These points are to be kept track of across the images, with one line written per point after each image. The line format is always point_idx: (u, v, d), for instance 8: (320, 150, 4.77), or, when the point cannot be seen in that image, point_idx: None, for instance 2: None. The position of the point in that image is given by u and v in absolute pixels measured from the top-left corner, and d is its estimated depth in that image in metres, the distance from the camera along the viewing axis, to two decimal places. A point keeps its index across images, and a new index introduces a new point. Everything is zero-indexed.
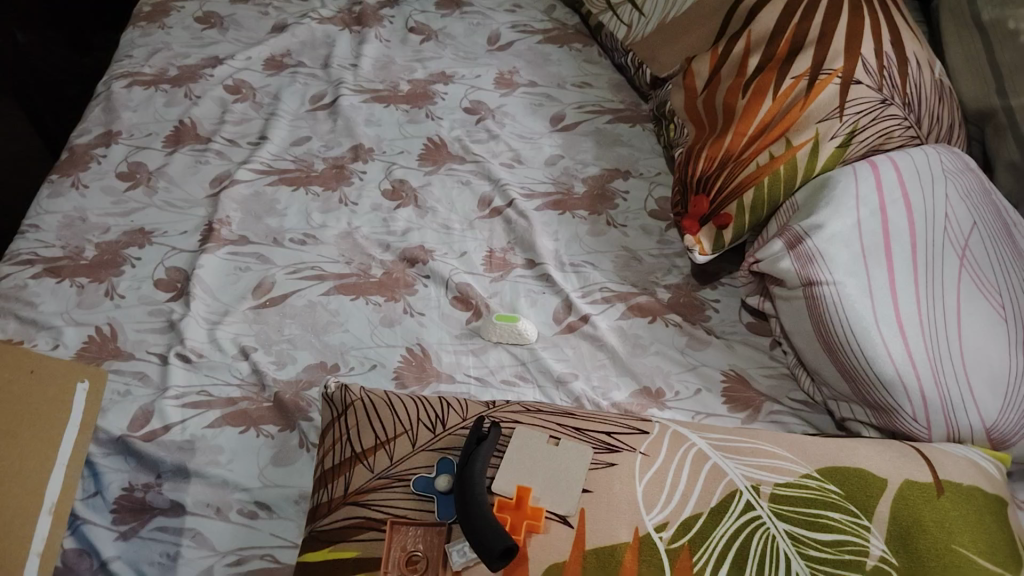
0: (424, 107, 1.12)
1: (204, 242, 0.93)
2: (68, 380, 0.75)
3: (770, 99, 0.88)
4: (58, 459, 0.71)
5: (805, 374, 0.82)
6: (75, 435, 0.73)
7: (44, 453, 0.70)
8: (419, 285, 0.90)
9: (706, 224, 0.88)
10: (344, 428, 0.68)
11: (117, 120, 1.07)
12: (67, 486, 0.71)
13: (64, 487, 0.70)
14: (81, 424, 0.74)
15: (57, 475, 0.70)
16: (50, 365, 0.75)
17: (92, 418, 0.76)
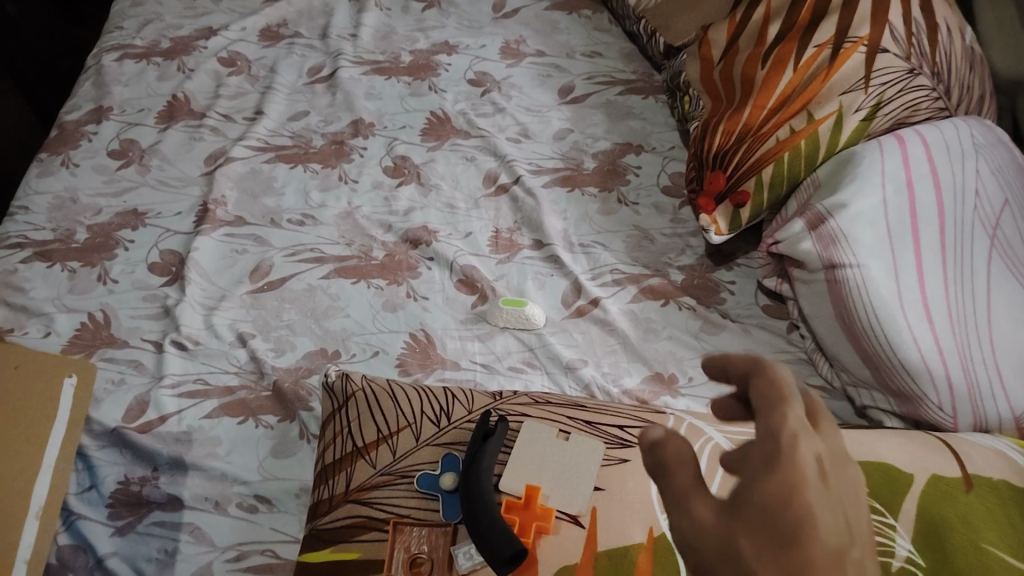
0: (427, 79, 1.07)
1: (199, 223, 0.89)
2: (55, 376, 0.73)
3: (790, 70, 0.83)
4: (47, 457, 0.69)
5: (824, 359, 0.78)
6: (64, 432, 0.71)
7: (31, 451, 0.68)
8: (423, 267, 0.87)
9: (723, 202, 0.84)
10: (344, 421, 0.65)
11: (108, 95, 1.03)
12: (57, 485, 0.68)
13: (53, 486, 0.68)
14: (70, 420, 0.72)
15: (45, 475, 0.68)
16: (38, 361, 0.74)
17: (81, 414, 0.73)
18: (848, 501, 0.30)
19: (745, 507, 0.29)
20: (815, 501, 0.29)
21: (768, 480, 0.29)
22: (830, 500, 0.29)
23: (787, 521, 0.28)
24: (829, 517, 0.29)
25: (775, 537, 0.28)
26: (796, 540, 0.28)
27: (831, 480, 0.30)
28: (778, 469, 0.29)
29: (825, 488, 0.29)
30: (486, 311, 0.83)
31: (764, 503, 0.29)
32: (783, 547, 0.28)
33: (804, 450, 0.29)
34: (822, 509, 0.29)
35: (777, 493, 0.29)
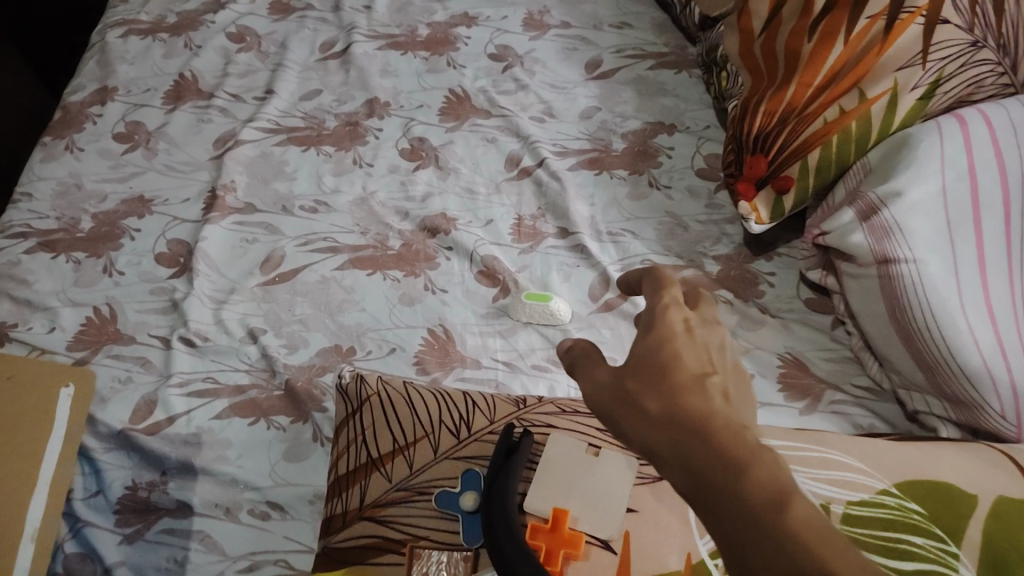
0: (445, 54, 1.02)
1: (208, 211, 0.85)
2: (51, 386, 0.68)
3: (840, 44, 0.75)
4: (40, 478, 0.64)
5: (872, 358, 0.72)
6: (60, 450, 0.66)
7: (24, 471, 0.64)
8: (441, 258, 0.82)
9: (764, 188, 0.79)
10: (358, 427, 0.60)
11: (113, 74, 0.99)
12: (53, 505, 0.64)
13: (48, 507, 0.64)
14: (67, 437, 0.67)
15: (39, 498, 0.64)
16: (36, 370, 0.69)
17: (79, 427, 0.69)
18: (714, 347, 0.39)
19: (633, 360, 0.39)
20: (680, 344, 0.38)
21: (644, 336, 0.39)
22: (694, 343, 0.39)
23: (659, 355, 0.38)
24: (691, 353, 0.38)
25: (651, 371, 0.38)
26: (668, 368, 0.37)
27: (695, 331, 0.39)
28: (652, 329, 0.39)
29: (688, 335, 0.39)
30: (508, 304, 0.78)
31: (644, 352, 0.39)
32: (658, 373, 0.37)
33: (671, 313, 0.40)
34: (685, 344, 0.39)
35: (652, 340, 0.39)
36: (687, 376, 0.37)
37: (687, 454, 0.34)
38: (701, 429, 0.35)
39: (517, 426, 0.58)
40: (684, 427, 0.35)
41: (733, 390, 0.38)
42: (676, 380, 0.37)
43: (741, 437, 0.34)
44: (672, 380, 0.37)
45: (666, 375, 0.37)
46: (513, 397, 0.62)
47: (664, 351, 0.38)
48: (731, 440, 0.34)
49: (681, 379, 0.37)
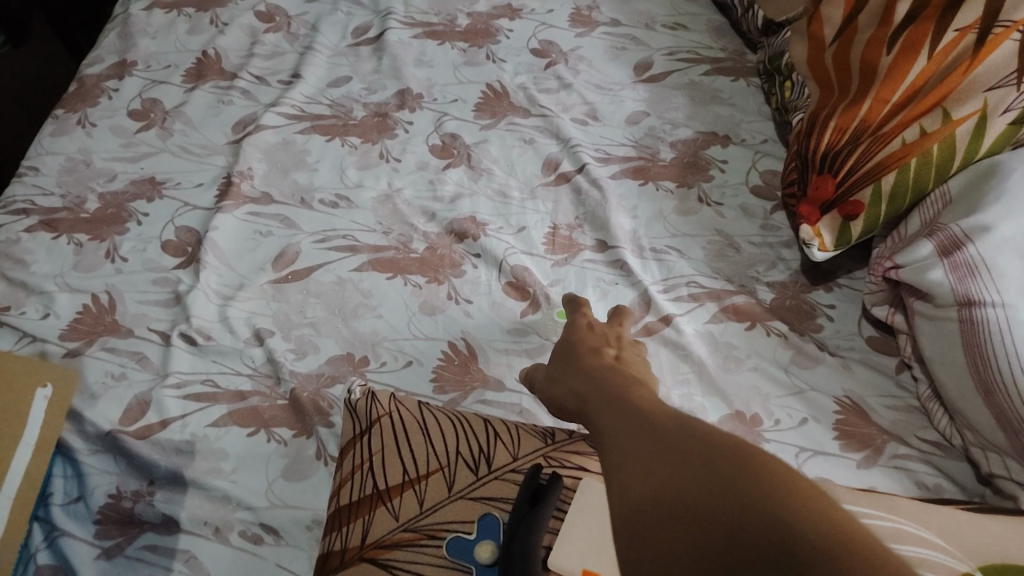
0: (484, 46, 0.95)
1: (221, 198, 0.79)
2: (25, 386, 0.61)
3: (924, 58, 0.67)
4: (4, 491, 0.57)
5: (941, 410, 0.65)
6: (28, 459, 0.59)
7: None
8: (467, 266, 0.76)
9: (829, 212, 0.72)
10: (365, 452, 0.54)
11: (133, 48, 0.93)
12: (16, 525, 0.57)
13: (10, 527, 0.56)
14: (37, 444, 0.60)
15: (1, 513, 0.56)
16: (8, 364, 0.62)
17: (53, 436, 0.61)
18: (613, 335, 0.60)
19: (559, 350, 0.58)
20: (584, 333, 0.59)
21: (570, 338, 0.59)
22: (593, 330, 0.59)
23: (570, 339, 0.59)
24: (592, 337, 0.58)
25: (567, 358, 0.56)
26: (572, 343, 0.57)
27: (595, 324, 0.61)
28: (569, 329, 0.60)
29: (589, 328, 0.59)
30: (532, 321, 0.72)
31: (565, 342, 0.59)
32: (571, 354, 0.56)
33: (579, 316, 0.63)
34: (585, 331, 0.59)
35: (570, 338, 0.59)
36: (586, 350, 0.56)
37: (581, 395, 0.49)
38: (591, 380, 0.50)
39: (544, 466, 0.53)
40: (580, 378, 0.51)
41: (625, 354, 0.57)
42: (581, 353, 0.55)
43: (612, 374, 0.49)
44: (578, 356, 0.55)
45: (572, 351, 0.57)
46: (539, 430, 0.56)
47: (570, 339, 0.59)
48: (605, 382, 0.48)
49: (582, 350, 0.56)
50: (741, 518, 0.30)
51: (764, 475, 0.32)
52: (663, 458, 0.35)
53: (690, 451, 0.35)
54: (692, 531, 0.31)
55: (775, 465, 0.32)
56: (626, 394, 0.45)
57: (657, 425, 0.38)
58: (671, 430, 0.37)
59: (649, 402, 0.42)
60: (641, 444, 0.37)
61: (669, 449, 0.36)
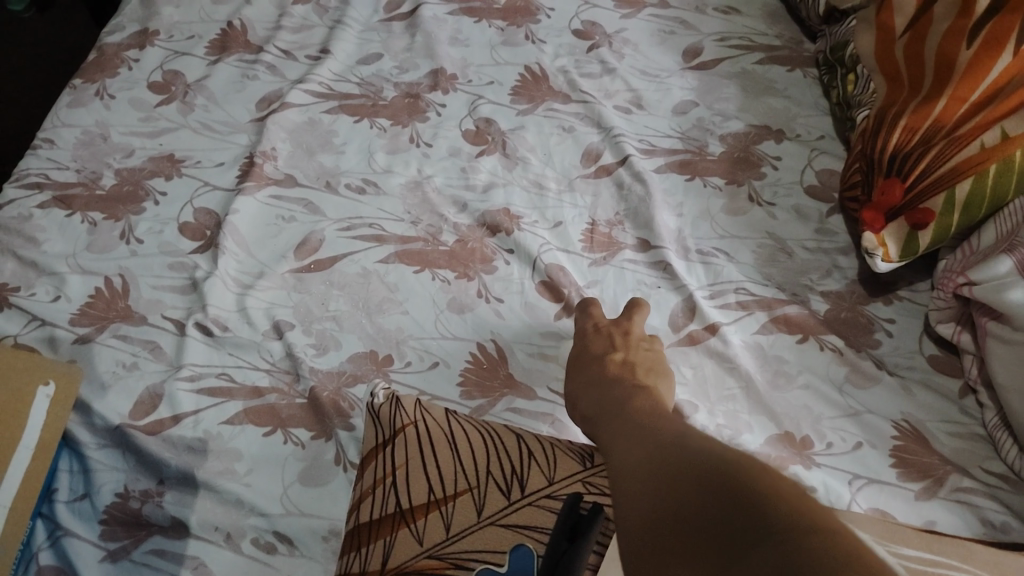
0: (524, 26, 0.90)
1: (243, 179, 0.75)
2: (26, 386, 0.57)
3: (1008, 55, 0.61)
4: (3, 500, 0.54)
5: (1010, 441, 0.60)
6: (30, 461, 0.56)
7: None
8: (499, 261, 0.71)
9: (895, 219, 0.66)
10: (388, 464, 0.50)
11: (156, 16, 0.89)
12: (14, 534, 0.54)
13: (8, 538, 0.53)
14: (39, 445, 0.57)
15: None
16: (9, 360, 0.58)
17: (54, 438, 0.58)
18: (622, 334, 0.61)
19: (572, 361, 0.61)
20: (592, 340, 0.61)
21: (579, 350, 0.61)
22: (601, 336, 0.61)
23: (579, 345, 0.61)
24: (602, 344, 0.60)
25: (581, 371, 0.58)
26: (583, 352, 0.60)
27: (600, 326, 0.62)
28: (578, 338, 0.62)
29: (595, 332, 0.61)
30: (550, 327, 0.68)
31: (576, 352, 0.61)
32: (586, 369, 0.58)
33: (586, 318, 0.64)
34: (593, 334, 0.62)
35: (581, 348, 0.61)
36: (597, 363, 0.58)
37: (602, 418, 0.50)
38: (610, 402, 0.52)
39: (584, 495, 0.49)
40: (600, 399, 0.53)
41: (635, 359, 0.58)
42: (595, 367, 0.58)
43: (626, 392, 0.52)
44: (592, 371, 0.57)
45: (584, 365, 0.59)
46: (577, 450, 0.52)
47: (580, 349, 0.61)
48: (624, 406, 0.49)
49: (595, 366, 0.58)
50: (732, 518, 0.30)
51: (729, 461, 0.34)
52: (655, 458, 0.38)
53: (690, 465, 0.35)
54: (663, 507, 0.34)
55: (741, 453, 0.34)
56: (643, 417, 0.45)
57: (657, 434, 0.41)
58: (668, 436, 0.40)
59: (664, 422, 0.43)
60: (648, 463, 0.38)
61: (663, 450, 0.38)
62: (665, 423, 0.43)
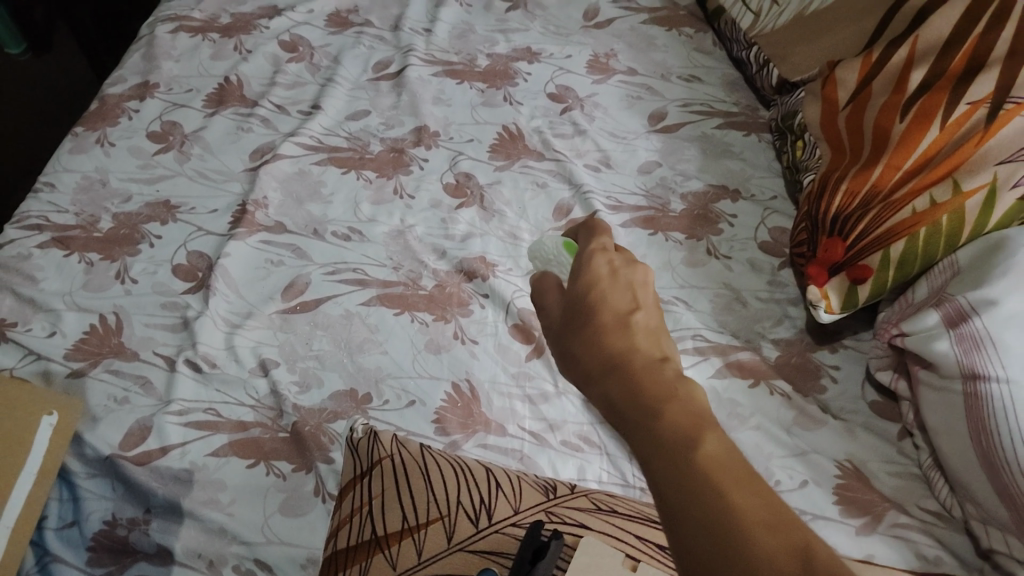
0: (503, 88, 0.96)
1: (235, 225, 0.80)
2: (29, 416, 0.62)
3: (936, 127, 0.69)
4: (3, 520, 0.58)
5: (942, 480, 0.65)
6: (30, 486, 0.60)
7: None
8: (475, 306, 0.76)
9: (837, 274, 0.73)
10: (366, 493, 0.55)
11: (156, 70, 0.94)
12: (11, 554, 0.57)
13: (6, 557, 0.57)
14: (40, 470, 0.61)
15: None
16: (19, 395, 0.64)
17: (54, 463, 0.62)
18: (633, 286, 0.45)
19: (569, 301, 0.45)
20: (609, 289, 0.44)
21: (577, 276, 0.46)
22: (619, 287, 0.45)
23: (587, 298, 0.44)
24: (624, 303, 0.43)
25: (580, 314, 0.44)
26: (592, 307, 0.43)
27: (619, 274, 0.45)
28: (581, 276, 0.46)
29: (612, 280, 0.45)
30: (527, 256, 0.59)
31: (578, 297, 0.45)
32: (589, 318, 0.43)
33: (597, 259, 0.46)
34: (612, 290, 0.44)
35: (581, 284, 0.45)
36: (615, 326, 0.42)
37: (604, 374, 0.40)
38: (613, 353, 0.40)
39: (545, 522, 0.53)
40: (601, 347, 0.41)
41: (656, 332, 0.42)
42: (607, 336, 0.41)
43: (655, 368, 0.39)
44: (593, 313, 0.43)
45: (590, 318, 0.43)
46: (541, 483, 0.57)
47: (592, 298, 0.44)
48: (637, 368, 0.39)
49: (610, 333, 0.42)
50: None
51: None
52: None
53: None
54: None
55: None
56: (680, 404, 0.37)
57: (742, 525, 0.31)
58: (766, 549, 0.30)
59: (725, 449, 0.34)
60: (740, 550, 0.30)
61: None
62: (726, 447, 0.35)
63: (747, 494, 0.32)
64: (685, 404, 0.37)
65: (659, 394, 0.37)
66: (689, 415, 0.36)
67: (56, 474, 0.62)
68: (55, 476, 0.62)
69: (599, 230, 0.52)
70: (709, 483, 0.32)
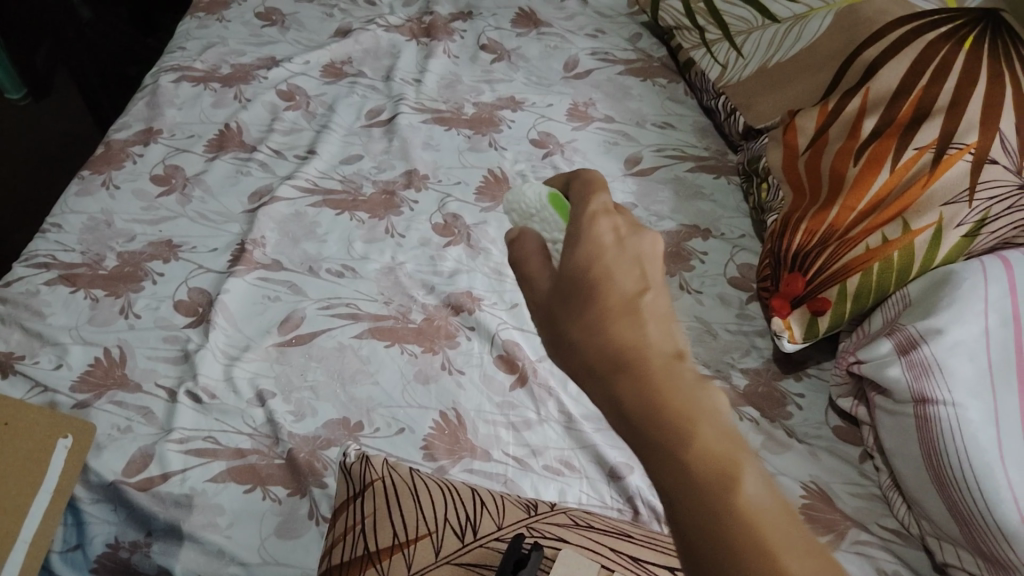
0: (488, 134, 1.02)
1: (234, 263, 0.84)
2: (48, 437, 0.66)
3: (887, 171, 0.76)
4: (20, 536, 0.62)
5: (901, 500, 0.69)
6: (45, 506, 0.64)
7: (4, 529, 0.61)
8: (462, 338, 0.81)
9: (799, 306, 0.78)
10: (359, 513, 0.58)
11: (160, 117, 1.00)
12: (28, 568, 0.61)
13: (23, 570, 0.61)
14: (56, 490, 0.65)
15: (15, 559, 0.61)
16: (36, 415, 0.67)
17: (69, 484, 0.66)
18: (640, 257, 0.40)
19: (563, 273, 0.40)
20: (612, 262, 0.40)
21: (574, 244, 0.41)
22: (624, 257, 0.40)
23: (589, 272, 0.39)
24: (632, 282, 0.39)
25: (581, 292, 0.39)
26: (595, 285, 0.39)
27: (625, 242, 0.41)
28: (581, 242, 0.41)
29: (618, 250, 0.40)
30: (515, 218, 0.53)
31: (575, 270, 0.40)
32: (588, 300, 0.38)
33: (600, 224, 0.41)
34: (617, 264, 0.39)
35: (580, 253, 0.40)
36: (624, 311, 0.37)
37: (614, 379, 0.36)
38: (626, 348, 0.36)
39: (526, 536, 0.57)
40: (609, 339, 0.37)
41: (668, 313, 0.38)
42: (615, 323, 0.37)
43: (675, 375, 0.35)
44: (597, 296, 0.38)
45: (592, 300, 0.38)
46: (523, 502, 0.61)
47: (595, 275, 0.39)
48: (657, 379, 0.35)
49: (617, 319, 0.37)
50: None
51: None
52: None
53: None
54: None
55: None
56: (710, 431, 0.34)
57: None
58: None
59: (768, 494, 0.33)
60: None
61: None
62: (767, 494, 0.33)
63: (799, 559, 0.31)
64: (717, 430, 0.34)
65: (685, 417, 0.34)
66: (723, 445, 0.34)
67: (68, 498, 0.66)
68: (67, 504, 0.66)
69: (596, 181, 0.46)
70: (753, 545, 0.31)
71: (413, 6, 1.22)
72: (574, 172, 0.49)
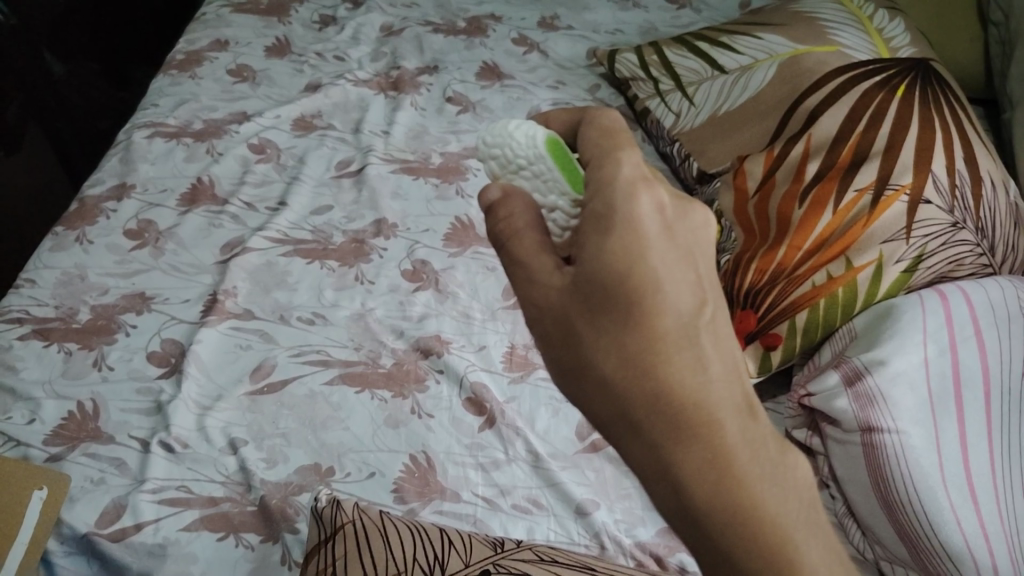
0: (455, 183, 1.06)
1: (206, 314, 0.86)
2: (24, 488, 0.68)
3: (829, 212, 0.80)
4: None
5: (856, 527, 0.73)
6: (21, 555, 0.66)
7: None
8: (431, 380, 0.83)
9: (752, 342, 0.82)
10: (329, 557, 0.60)
11: (133, 172, 1.02)
12: None
13: None
14: (32, 539, 0.67)
15: None
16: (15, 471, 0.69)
17: (45, 533, 0.67)
18: (691, 252, 0.44)
19: (586, 276, 0.42)
20: (658, 268, 0.41)
21: (607, 233, 0.41)
22: (667, 255, 0.42)
23: (634, 293, 0.41)
24: (683, 299, 0.42)
25: (619, 308, 0.41)
26: (648, 317, 0.41)
27: (673, 229, 0.42)
28: (615, 228, 0.41)
29: (669, 234, 0.42)
30: (498, 164, 0.52)
31: (608, 277, 0.41)
32: (633, 326, 0.41)
33: (642, 197, 0.42)
34: (668, 283, 0.41)
35: (616, 249, 0.41)
36: (681, 342, 0.41)
37: (678, 440, 0.40)
38: (688, 395, 0.40)
39: (493, 572, 0.59)
40: (670, 387, 0.40)
41: (717, 333, 0.43)
42: (673, 364, 0.41)
43: (743, 445, 0.40)
44: (647, 320, 0.41)
45: (643, 327, 0.41)
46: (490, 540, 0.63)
47: (643, 290, 0.41)
48: (726, 438, 0.40)
49: (673, 353, 0.41)
50: None
51: None
52: None
53: None
54: None
55: None
56: (788, 514, 0.40)
57: None
58: None
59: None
60: None
61: None
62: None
63: None
64: (795, 509, 0.41)
65: (755, 494, 0.40)
66: (800, 527, 0.41)
67: (42, 552, 0.67)
68: (42, 555, 0.67)
69: (613, 130, 0.45)
70: None
71: (381, 60, 1.27)
72: (584, 116, 0.48)
